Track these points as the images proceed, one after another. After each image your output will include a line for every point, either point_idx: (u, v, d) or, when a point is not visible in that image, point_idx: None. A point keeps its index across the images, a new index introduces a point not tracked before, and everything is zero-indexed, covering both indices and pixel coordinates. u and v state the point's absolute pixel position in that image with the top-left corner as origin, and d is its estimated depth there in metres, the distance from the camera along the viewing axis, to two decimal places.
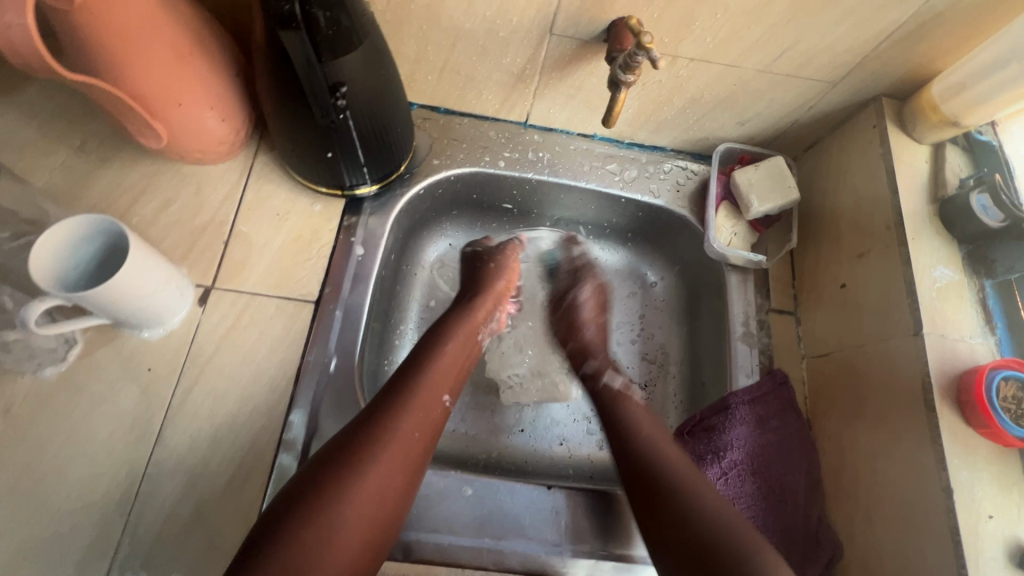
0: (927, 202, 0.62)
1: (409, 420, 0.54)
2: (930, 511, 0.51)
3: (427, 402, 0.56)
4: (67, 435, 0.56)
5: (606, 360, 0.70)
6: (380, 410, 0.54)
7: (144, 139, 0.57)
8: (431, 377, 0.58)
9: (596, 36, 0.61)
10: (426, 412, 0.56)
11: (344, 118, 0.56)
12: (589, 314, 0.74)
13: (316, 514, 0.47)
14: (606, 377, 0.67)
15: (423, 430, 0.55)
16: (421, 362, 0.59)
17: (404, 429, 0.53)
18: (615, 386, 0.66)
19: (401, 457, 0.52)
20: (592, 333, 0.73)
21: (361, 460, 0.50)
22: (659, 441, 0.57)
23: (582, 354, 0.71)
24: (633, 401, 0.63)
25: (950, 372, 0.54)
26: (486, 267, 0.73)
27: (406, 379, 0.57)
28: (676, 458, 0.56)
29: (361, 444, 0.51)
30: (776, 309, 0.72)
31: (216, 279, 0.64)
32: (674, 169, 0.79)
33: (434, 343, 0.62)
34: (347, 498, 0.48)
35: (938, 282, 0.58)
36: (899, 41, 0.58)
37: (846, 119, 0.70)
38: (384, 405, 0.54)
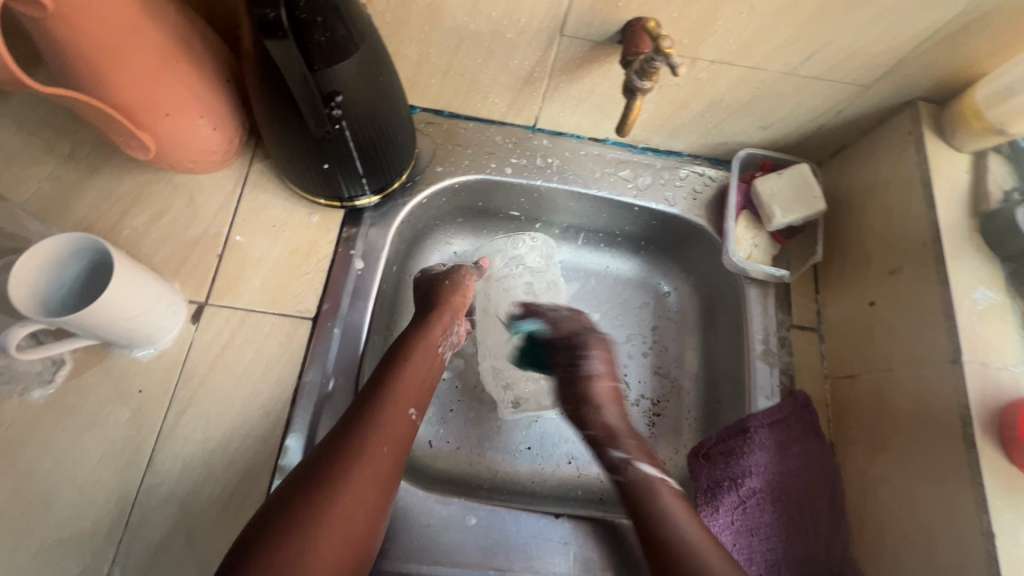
0: (967, 216, 0.57)
1: (378, 436, 0.52)
2: (969, 555, 0.48)
3: (395, 417, 0.54)
4: (55, 460, 0.54)
5: (633, 448, 0.62)
6: (350, 427, 0.52)
7: (132, 149, 0.54)
8: (399, 390, 0.56)
9: (610, 38, 0.57)
10: (393, 427, 0.53)
11: (340, 128, 0.52)
12: (606, 390, 0.65)
13: (286, 542, 0.44)
14: (634, 465, 0.60)
15: (392, 446, 0.53)
16: (388, 375, 0.57)
17: (372, 445, 0.51)
18: (647, 475, 0.58)
19: (372, 476, 0.50)
20: (612, 414, 0.64)
21: (330, 481, 0.48)
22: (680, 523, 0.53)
23: (604, 440, 0.63)
24: (662, 487, 0.57)
25: (992, 404, 0.50)
26: (440, 283, 0.67)
27: (374, 392, 0.55)
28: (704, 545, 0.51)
29: (330, 465, 0.49)
30: (798, 325, 0.68)
31: (210, 295, 0.61)
32: (691, 175, 0.74)
33: (399, 357, 0.59)
34: (317, 523, 0.46)
35: (979, 304, 0.54)
36: (940, 42, 0.53)
37: (878, 124, 0.65)
38: (355, 421, 0.52)
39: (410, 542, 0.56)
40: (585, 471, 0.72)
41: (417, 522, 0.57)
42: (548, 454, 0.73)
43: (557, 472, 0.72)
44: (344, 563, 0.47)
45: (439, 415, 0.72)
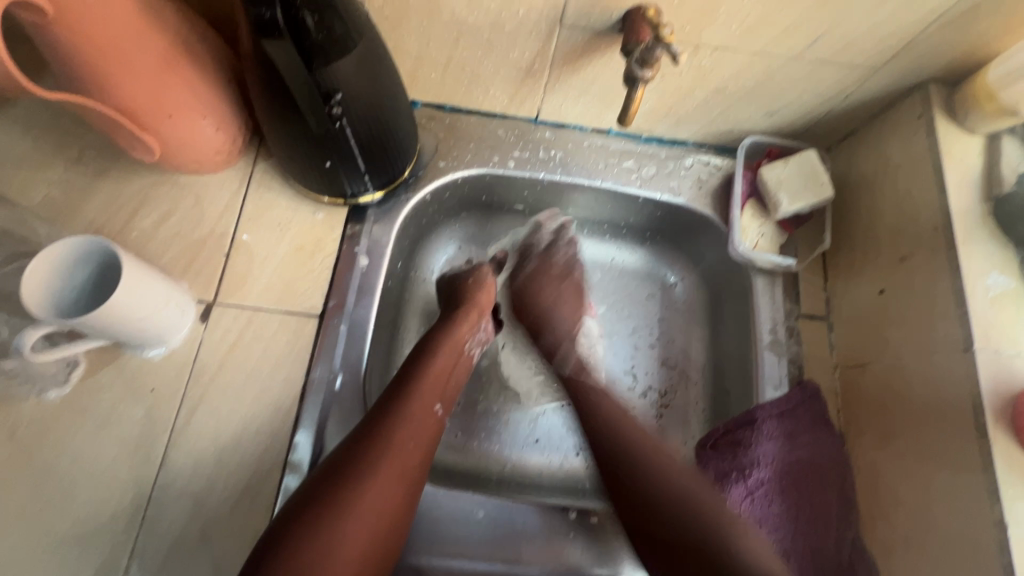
0: (980, 200, 0.56)
1: (407, 429, 0.53)
2: (981, 545, 0.47)
3: (424, 409, 0.55)
4: (72, 458, 0.55)
5: (564, 335, 0.72)
6: (377, 420, 0.52)
7: (137, 151, 0.55)
8: (425, 385, 0.57)
9: (610, 26, 0.56)
10: (421, 420, 0.54)
11: (340, 126, 0.52)
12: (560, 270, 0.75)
13: (316, 532, 0.45)
14: (558, 355, 0.71)
15: (420, 440, 0.53)
16: (414, 372, 0.58)
17: (401, 439, 0.52)
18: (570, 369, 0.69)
19: (401, 469, 0.51)
20: (563, 304, 0.73)
21: (360, 474, 0.49)
22: (607, 403, 0.63)
23: (539, 329, 0.73)
24: (590, 376, 0.68)
25: (1006, 393, 0.49)
26: (464, 282, 0.69)
27: (403, 387, 0.56)
28: (630, 422, 0.61)
29: (360, 457, 0.50)
30: (806, 314, 0.67)
31: (217, 294, 0.62)
32: (696, 164, 0.73)
33: (426, 352, 0.60)
34: (348, 512, 0.47)
35: (992, 291, 0.52)
36: (951, 22, 0.52)
37: (887, 107, 0.64)
38: (382, 413, 0.53)
39: (421, 535, 0.56)
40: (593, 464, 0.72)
41: (426, 516, 0.58)
42: (556, 447, 0.73)
43: (565, 465, 0.72)
44: (373, 553, 0.48)
45: None
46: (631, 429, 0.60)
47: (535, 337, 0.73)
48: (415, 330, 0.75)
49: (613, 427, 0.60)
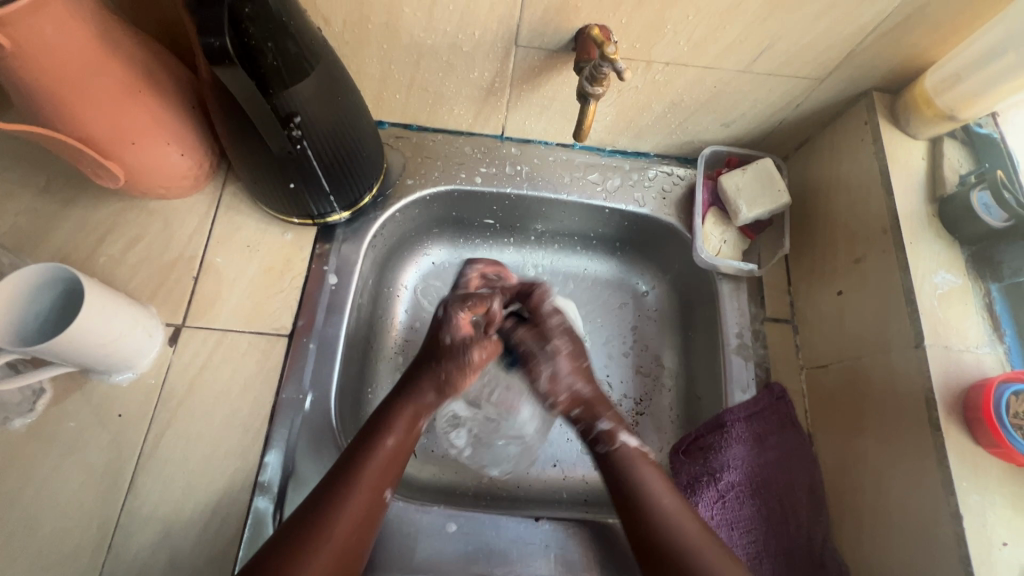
0: (925, 202, 0.58)
1: (344, 520, 0.50)
2: (940, 539, 0.48)
3: (364, 494, 0.52)
4: (36, 487, 0.54)
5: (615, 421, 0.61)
6: (316, 507, 0.50)
7: (101, 178, 0.56)
8: (372, 468, 0.53)
9: (564, 46, 0.58)
10: (359, 512, 0.51)
11: (302, 148, 0.53)
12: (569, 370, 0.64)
13: None
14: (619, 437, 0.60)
15: (358, 528, 0.51)
16: (360, 451, 0.54)
17: (336, 533, 0.50)
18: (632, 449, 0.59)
19: (330, 564, 0.49)
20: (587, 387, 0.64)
21: (290, 568, 0.47)
22: (676, 518, 0.54)
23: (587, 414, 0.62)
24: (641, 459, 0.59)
25: (956, 387, 0.50)
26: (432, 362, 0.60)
27: (343, 471, 0.53)
28: (695, 534, 0.53)
29: (294, 547, 0.48)
30: (771, 317, 0.69)
31: (186, 316, 0.62)
32: (660, 175, 0.75)
33: (375, 430, 0.56)
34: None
35: (940, 288, 0.54)
36: (885, 34, 0.54)
37: (837, 115, 0.66)
38: (320, 502, 0.51)
39: (390, 552, 0.56)
40: (571, 474, 0.73)
41: (398, 532, 0.57)
42: (534, 458, 0.73)
43: (542, 477, 0.72)
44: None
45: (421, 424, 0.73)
46: (696, 549, 0.51)
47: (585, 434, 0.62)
48: (390, 347, 0.76)
49: (687, 548, 0.52)
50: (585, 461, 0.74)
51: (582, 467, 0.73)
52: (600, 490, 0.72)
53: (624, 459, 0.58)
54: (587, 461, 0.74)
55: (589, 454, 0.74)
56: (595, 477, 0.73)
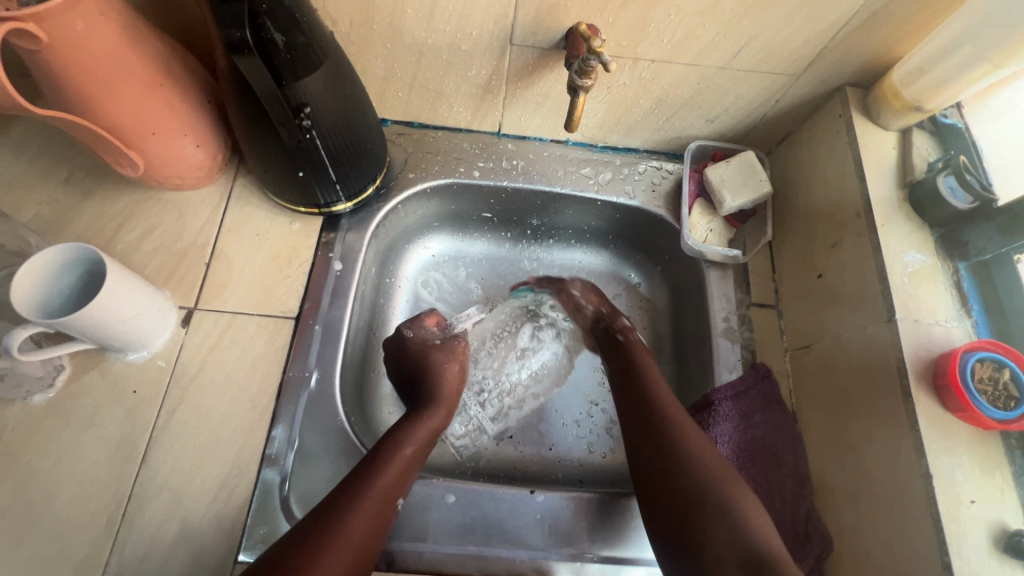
0: (896, 188, 0.61)
1: (363, 511, 0.52)
2: (912, 500, 0.50)
3: (405, 458, 0.57)
4: (54, 459, 0.57)
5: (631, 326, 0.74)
6: (361, 470, 0.55)
7: (122, 166, 0.60)
8: (394, 465, 0.56)
9: (555, 44, 0.62)
10: (401, 471, 0.56)
11: (310, 137, 0.57)
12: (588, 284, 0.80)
13: None
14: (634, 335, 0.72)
15: (375, 517, 0.52)
16: (404, 430, 0.60)
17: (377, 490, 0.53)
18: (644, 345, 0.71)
19: (370, 519, 0.52)
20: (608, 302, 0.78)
21: (336, 520, 0.50)
22: (658, 386, 0.64)
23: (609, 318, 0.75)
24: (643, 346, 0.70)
25: (926, 357, 0.53)
26: (433, 343, 0.72)
27: (388, 443, 0.58)
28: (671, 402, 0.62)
29: (337, 501, 0.51)
30: (756, 303, 0.72)
31: (198, 300, 0.65)
32: (649, 169, 0.79)
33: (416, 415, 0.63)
34: (317, 559, 0.47)
35: (910, 267, 0.57)
36: (854, 31, 0.58)
37: (814, 110, 0.70)
38: (366, 466, 0.55)
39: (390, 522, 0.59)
40: (566, 457, 0.75)
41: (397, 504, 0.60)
42: (530, 442, 0.76)
43: (538, 459, 0.75)
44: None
45: None
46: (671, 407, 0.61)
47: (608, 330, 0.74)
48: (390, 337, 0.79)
49: (659, 407, 0.61)
50: (580, 444, 0.76)
51: (577, 450, 0.76)
52: (594, 471, 0.74)
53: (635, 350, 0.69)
54: (582, 444, 0.76)
55: (584, 438, 0.76)
56: (589, 460, 0.75)
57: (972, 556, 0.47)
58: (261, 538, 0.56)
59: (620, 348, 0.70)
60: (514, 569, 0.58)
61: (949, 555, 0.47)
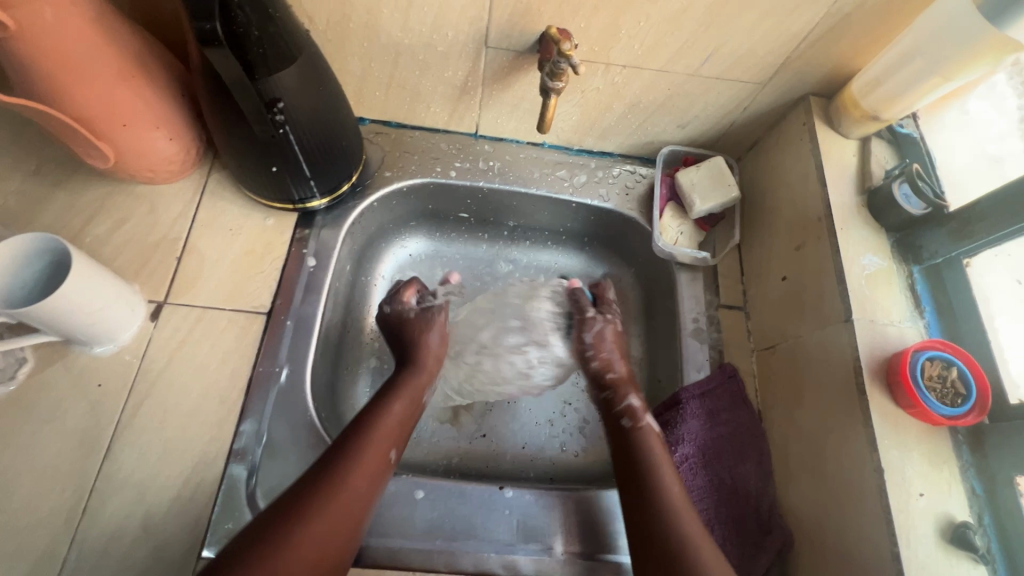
0: (855, 194, 0.64)
1: (359, 469, 0.54)
2: (866, 493, 0.52)
3: (382, 436, 0.58)
4: (13, 452, 0.56)
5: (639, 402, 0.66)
6: (338, 446, 0.55)
7: (92, 157, 0.59)
8: (382, 425, 0.59)
9: (529, 47, 0.64)
10: (393, 428, 0.59)
11: (284, 132, 0.57)
12: (611, 339, 0.72)
13: (262, 556, 0.46)
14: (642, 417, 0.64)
15: (369, 475, 0.55)
16: (379, 404, 0.61)
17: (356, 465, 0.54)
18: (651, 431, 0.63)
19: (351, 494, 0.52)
20: (621, 364, 0.70)
21: (329, 479, 0.52)
22: (660, 471, 0.58)
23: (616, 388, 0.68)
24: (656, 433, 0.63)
25: (881, 356, 0.55)
26: (409, 316, 0.70)
27: (365, 420, 0.58)
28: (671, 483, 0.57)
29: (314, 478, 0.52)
30: (725, 304, 0.74)
31: (168, 294, 0.65)
32: (623, 173, 0.81)
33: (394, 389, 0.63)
34: (311, 516, 0.49)
35: (867, 269, 0.60)
36: (815, 42, 0.61)
37: (781, 118, 0.73)
38: (342, 443, 0.56)
39: None
40: (539, 456, 0.76)
41: None
42: (503, 441, 0.76)
43: (512, 457, 0.75)
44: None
45: None
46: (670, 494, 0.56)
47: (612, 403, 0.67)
48: (365, 335, 0.79)
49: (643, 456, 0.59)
50: (553, 443, 0.77)
51: (549, 449, 0.76)
52: (566, 470, 0.75)
53: (643, 439, 0.61)
54: (555, 443, 0.77)
55: (558, 437, 0.77)
56: (561, 458, 0.76)
57: (920, 546, 0.48)
58: (226, 533, 0.56)
59: (629, 440, 0.61)
60: (481, 565, 0.58)
61: (898, 545, 0.48)
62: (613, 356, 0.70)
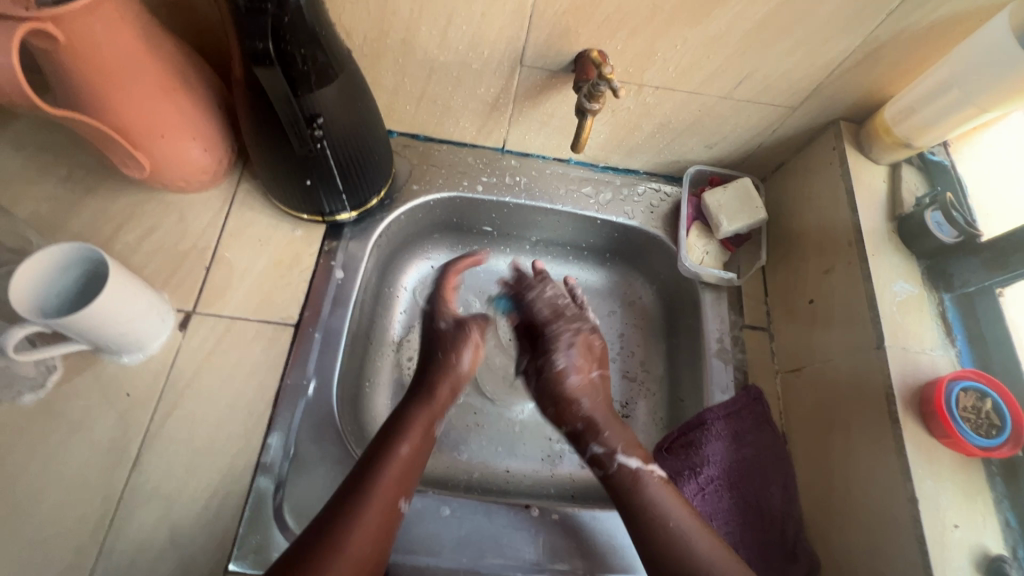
0: (886, 220, 0.64)
1: (408, 444, 0.59)
2: (899, 522, 0.52)
3: (405, 457, 0.57)
4: (41, 461, 0.56)
5: (615, 441, 0.63)
6: (364, 468, 0.55)
7: (127, 167, 0.59)
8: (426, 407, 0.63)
9: (564, 67, 0.64)
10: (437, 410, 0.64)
11: (321, 147, 0.57)
12: (578, 383, 0.66)
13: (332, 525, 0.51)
14: (615, 460, 0.61)
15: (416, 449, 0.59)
16: (404, 423, 0.61)
17: (384, 489, 0.54)
18: (631, 469, 0.60)
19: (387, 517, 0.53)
20: (588, 404, 0.66)
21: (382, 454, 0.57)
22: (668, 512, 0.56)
23: (586, 434, 0.64)
24: (649, 478, 0.59)
25: (913, 384, 0.55)
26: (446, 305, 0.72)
27: (387, 439, 0.58)
28: (686, 523, 0.55)
29: (347, 503, 0.52)
30: (749, 325, 0.74)
31: (197, 304, 0.65)
32: (648, 191, 0.81)
33: (412, 404, 0.63)
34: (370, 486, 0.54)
35: (898, 296, 0.60)
36: (849, 69, 0.61)
37: (809, 141, 0.73)
38: (368, 463, 0.56)
39: None
40: (559, 472, 0.76)
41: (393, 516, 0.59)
42: (523, 456, 0.76)
43: (532, 473, 0.75)
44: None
45: None
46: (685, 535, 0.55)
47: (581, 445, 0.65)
48: (388, 347, 0.79)
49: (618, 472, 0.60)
50: (573, 459, 0.77)
51: (569, 466, 0.76)
52: (587, 487, 0.75)
53: (625, 479, 0.59)
54: (575, 460, 0.77)
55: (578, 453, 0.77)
56: (581, 475, 0.76)
57: None
58: (254, 548, 0.55)
59: (609, 487, 0.61)
60: None
61: None
62: (578, 401, 0.66)
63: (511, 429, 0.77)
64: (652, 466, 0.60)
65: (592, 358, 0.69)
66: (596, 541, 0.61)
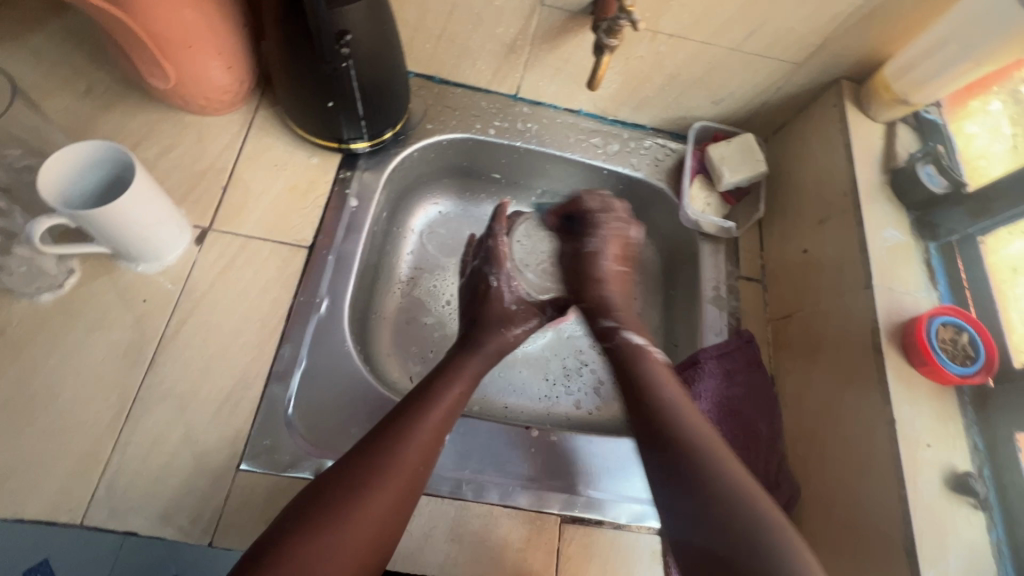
0: (880, 173, 0.68)
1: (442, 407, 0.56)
2: (876, 442, 0.56)
3: (454, 397, 0.58)
4: (58, 357, 0.57)
5: (628, 321, 0.67)
6: (413, 403, 0.56)
7: (154, 78, 0.62)
8: (460, 372, 0.61)
9: (583, 8, 0.66)
10: (471, 374, 0.62)
11: (346, 66, 0.59)
12: (610, 270, 0.71)
13: (358, 477, 0.49)
14: (625, 336, 0.65)
15: (447, 413, 0.56)
16: (437, 388, 0.58)
17: (414, 450, 0.52)
18: (635, 343, 0.64)
19: (410, 474, 0.51)
20: (615, 292, 0.70)
21: (415, 411, 0.55)
22: (698, 441, 0.52)
23: (600, 314, 0.69)
24: (651, 356, 0.63)
25: (897, 320, 0.59)
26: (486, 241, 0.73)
27: (439, 381, 0.59)
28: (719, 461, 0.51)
29: (386, 436, 0.52)
30: (744, 276, 0.77)
31: (213, 221, 0.66)
32: (654, 145, 0.84)
33: (448, 375, 0.60)
34: (402, 442, 0.52)
35: (888, 242, 0.63)
36: (854, 26, 0.64)
37: (811, 101, 0.76)
38: (419, 398, 0.56)
39: None
40: (555, 410, 0.78)
41: None
42: (520, 393, 0.79)
43: (528, 409, 0.78)
44: (386, 528, 0.49)
45: (418, 355, 0.78)
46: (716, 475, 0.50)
47: (600, 334, 0.67)
48: (394, 284, 0.81)
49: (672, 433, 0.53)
50: (568, 399, 0.79)
51: (564, 406, 0.79)
52: (580, 425, 0.78)
53: (650, 368, 0.61)
54: (570, 399, 0.79)
55: (573, 394, 0.80)
56: (576, 415, 0.78)
57: (925, 492, 0.52)
58: (264, 449, 0.57)
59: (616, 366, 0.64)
60: (507, 497, 0.60)
61: (904, 487, 0.52)
62: (604, 286, 0.71)
63: (507, 366, 0.80)
64: (654, 347, 0.64)
65: (630, 251, 0.74)
66: (589, 466, 0.64)
